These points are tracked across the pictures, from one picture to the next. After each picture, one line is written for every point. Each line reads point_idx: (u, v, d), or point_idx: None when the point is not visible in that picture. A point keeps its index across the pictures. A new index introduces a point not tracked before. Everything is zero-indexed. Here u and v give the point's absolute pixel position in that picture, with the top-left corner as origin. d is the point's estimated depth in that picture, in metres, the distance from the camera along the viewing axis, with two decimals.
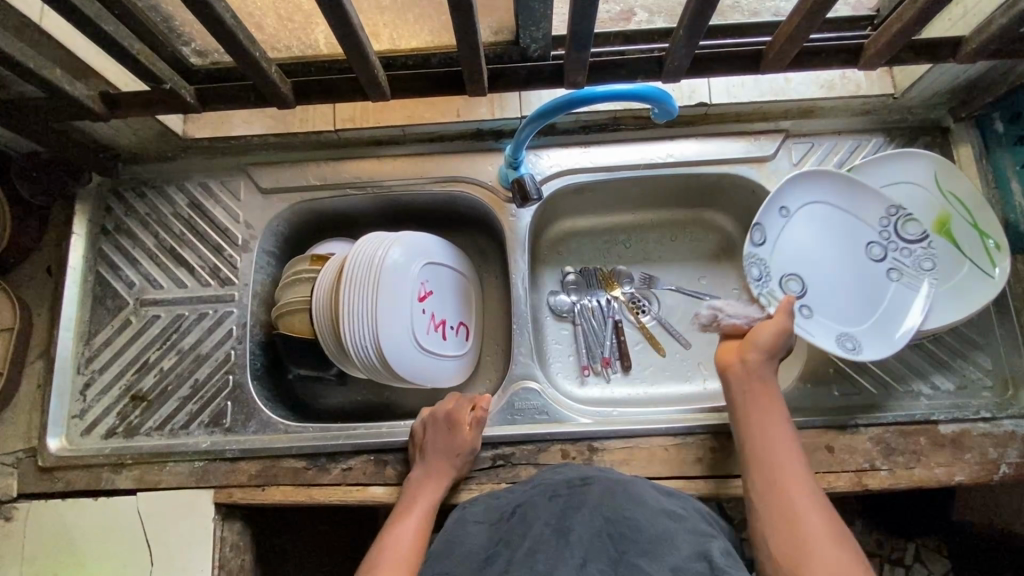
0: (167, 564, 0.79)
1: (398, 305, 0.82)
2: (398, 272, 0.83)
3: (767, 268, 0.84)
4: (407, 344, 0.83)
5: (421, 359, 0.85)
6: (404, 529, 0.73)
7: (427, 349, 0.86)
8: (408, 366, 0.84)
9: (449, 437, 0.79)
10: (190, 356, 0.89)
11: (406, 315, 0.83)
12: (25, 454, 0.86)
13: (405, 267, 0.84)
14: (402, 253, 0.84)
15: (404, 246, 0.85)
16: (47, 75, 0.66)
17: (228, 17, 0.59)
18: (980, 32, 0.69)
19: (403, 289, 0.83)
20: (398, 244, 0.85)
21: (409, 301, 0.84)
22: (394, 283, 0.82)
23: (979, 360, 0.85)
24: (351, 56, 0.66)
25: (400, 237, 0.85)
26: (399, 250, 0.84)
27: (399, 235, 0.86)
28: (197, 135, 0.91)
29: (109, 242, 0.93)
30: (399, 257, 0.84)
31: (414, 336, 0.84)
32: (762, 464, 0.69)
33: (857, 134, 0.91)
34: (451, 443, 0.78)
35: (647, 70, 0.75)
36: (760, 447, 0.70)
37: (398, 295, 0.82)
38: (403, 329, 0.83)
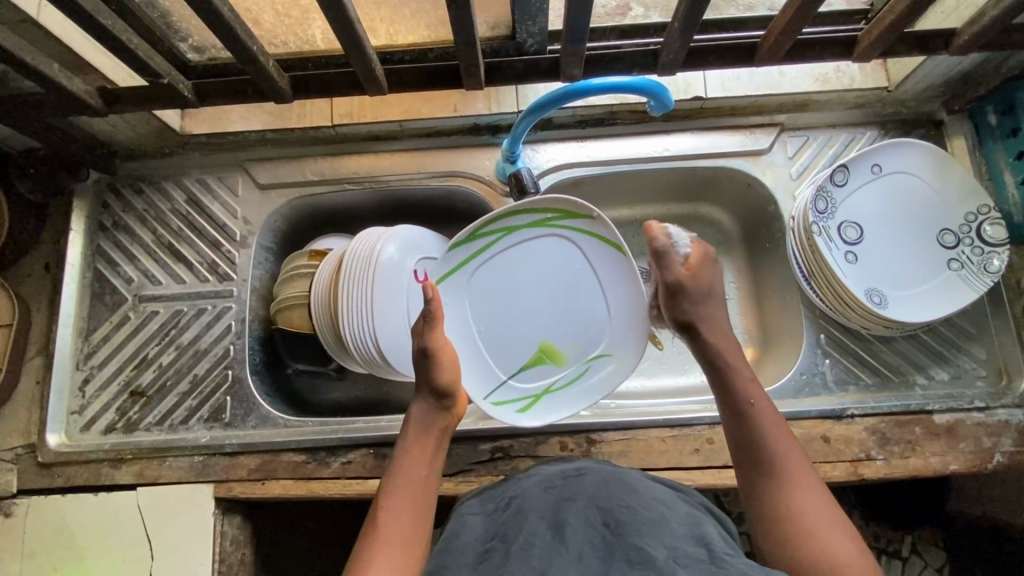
0: (166, 557, 0.80)
1: (498, 312, 0.83)
2: (482, 268, 0.83)
3: (835, 207, 0.86)
4: (518, 356, 0.83)
5: (530, 391, 0.83)
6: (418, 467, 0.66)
7: (519, 374, 0.83)
8: (496, 382, 0.82)
9: (433, 368, 0.70)
10: (190, 351, 0.89)
11: (558, 317, 0.83)
12: (25, 450, 0.86)
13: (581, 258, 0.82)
14: (484, 257, 0.83)
15: (548, 232, 0.82)
16: (43, 69, 0.66)
17: (225, 11, 0.60)
18: (971, 25, 0.70)
19: (576, 286, 0.83)
20: (521, 231, 0.82)
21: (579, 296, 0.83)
22: (482, 281, 0.83)
23: (972, 351, 0.86)
24: (347, 49, 0.66)
25: (552, 220, 0.81)
26: (580, 232, 0.81)
27: (465, 229, 0.80)
28: (194, 131, 0.90)
29: (108, 238, 0.93)
30: (594, 247, 0.81)
31: (566, 343, 0.83)
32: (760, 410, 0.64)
33: (851, 127, 0.92)
34: (445, 369, 0.71)
35: (641, 63, 0.76)
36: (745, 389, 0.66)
37: (490, 297, 0.83)
38: (540, 337, 0.83)
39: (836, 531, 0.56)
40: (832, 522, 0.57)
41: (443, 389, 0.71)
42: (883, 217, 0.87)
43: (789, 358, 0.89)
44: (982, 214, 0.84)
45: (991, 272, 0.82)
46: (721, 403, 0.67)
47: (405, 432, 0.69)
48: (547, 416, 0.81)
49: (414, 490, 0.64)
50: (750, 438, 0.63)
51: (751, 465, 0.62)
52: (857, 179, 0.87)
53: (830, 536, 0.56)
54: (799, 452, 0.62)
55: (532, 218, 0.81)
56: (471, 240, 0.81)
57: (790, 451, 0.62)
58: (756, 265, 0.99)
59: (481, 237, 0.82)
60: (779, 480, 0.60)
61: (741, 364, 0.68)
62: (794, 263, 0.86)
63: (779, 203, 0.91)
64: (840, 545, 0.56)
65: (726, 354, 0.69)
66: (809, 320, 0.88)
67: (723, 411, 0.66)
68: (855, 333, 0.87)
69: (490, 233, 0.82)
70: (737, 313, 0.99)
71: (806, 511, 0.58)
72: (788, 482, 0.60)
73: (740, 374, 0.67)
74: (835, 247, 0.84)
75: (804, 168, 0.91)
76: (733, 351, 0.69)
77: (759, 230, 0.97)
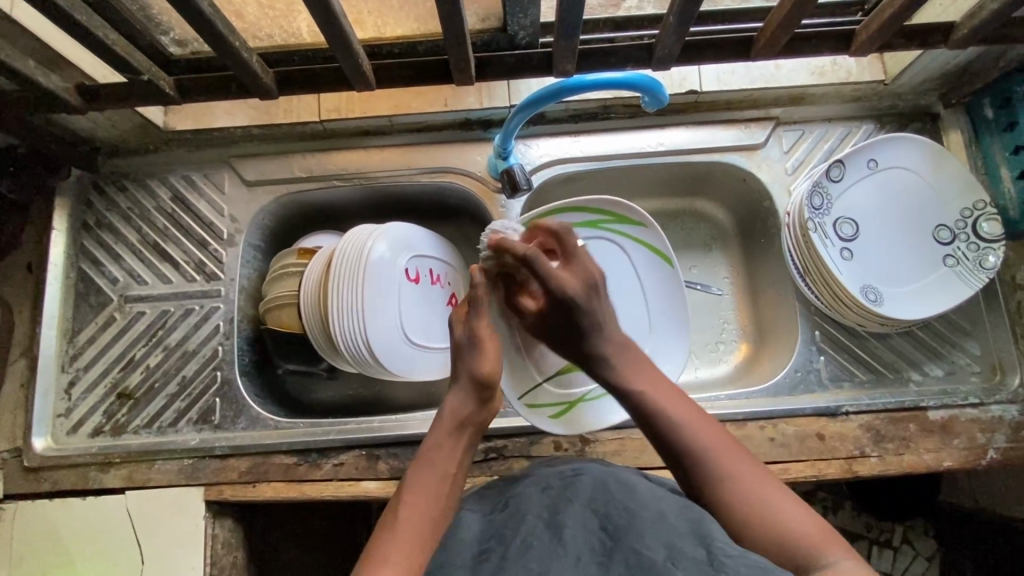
0: (157, 562, 0.79)
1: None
2: None
3: (831, 203, 0.85)
4: (558, 360, 0.83)
5: (573, 396, 0.83)
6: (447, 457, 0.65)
7: (554, 378, 0.82)
8: (532, 384, 0.81)
9: (479, 358, 0.69)
10: (177, 353, 0.88)
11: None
12: (10, 454, 0.84)
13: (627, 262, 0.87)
14: None
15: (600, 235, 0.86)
16: (17, 65, 0.64)
17: (205, 5, 0.58)
18: (970, 18, 0.69)
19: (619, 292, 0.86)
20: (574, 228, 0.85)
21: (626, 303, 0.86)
22: None
23: (967, 346, 0.86)
24: (333, 43, 0.64)
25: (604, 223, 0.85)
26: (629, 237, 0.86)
27: (524, 219, 0.78)
28: (179, 127, 0.88)
29: (91, 237, 0.91)
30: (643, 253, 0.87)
31: None
32: (669, 395, 0.66)
33: (848, 121, 0.91)
34: (490, 361, 0.69)
35: (636, 58, 0.74)
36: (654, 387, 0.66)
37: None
38: None
39: (785, 502, 0.57)
40: (781, 494, 0.58)
41: (486, 379, 0.68)
42: (879, 212, 0.86)
43: (784, 355, 0.88)
44: (978, 209, 0.83)
45: (986, 268, 0.82)
46: (636, 415, 0.66)
47: (439, 420, 0.68)
48: (580, 424, 0.81)
49: (440, 480, 0.63)
50: (667, 430, 0.63)
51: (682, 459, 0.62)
52: (854, 174, 0.86)
53: (781, 505, 0.57)
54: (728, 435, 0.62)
55: (587, 218, 0.84)
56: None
57: (710, 433, 0.62)
58: (751, 260, 0.98)
59: None
60: (713, 467, 0.60)
61: (642, 367, 0.68)
62: (789, 259, 0.85)
63: (774, 198, 0.90)
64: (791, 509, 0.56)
65: (625, 363, 0.68)
66: (804, 316, 0.87)
67: (641, 424, 0.65)
68: (850, 330, 0.87)
69: (549, 227, 0.84)
70: (732, 309, 0.98)
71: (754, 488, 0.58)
72: (726, 471, 0.60)
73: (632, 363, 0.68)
74: (831, 244, 0.84)
75: (800, 163, 0.90)
76: (631, 356, 0.69)
77: (754, 225, 0.96)
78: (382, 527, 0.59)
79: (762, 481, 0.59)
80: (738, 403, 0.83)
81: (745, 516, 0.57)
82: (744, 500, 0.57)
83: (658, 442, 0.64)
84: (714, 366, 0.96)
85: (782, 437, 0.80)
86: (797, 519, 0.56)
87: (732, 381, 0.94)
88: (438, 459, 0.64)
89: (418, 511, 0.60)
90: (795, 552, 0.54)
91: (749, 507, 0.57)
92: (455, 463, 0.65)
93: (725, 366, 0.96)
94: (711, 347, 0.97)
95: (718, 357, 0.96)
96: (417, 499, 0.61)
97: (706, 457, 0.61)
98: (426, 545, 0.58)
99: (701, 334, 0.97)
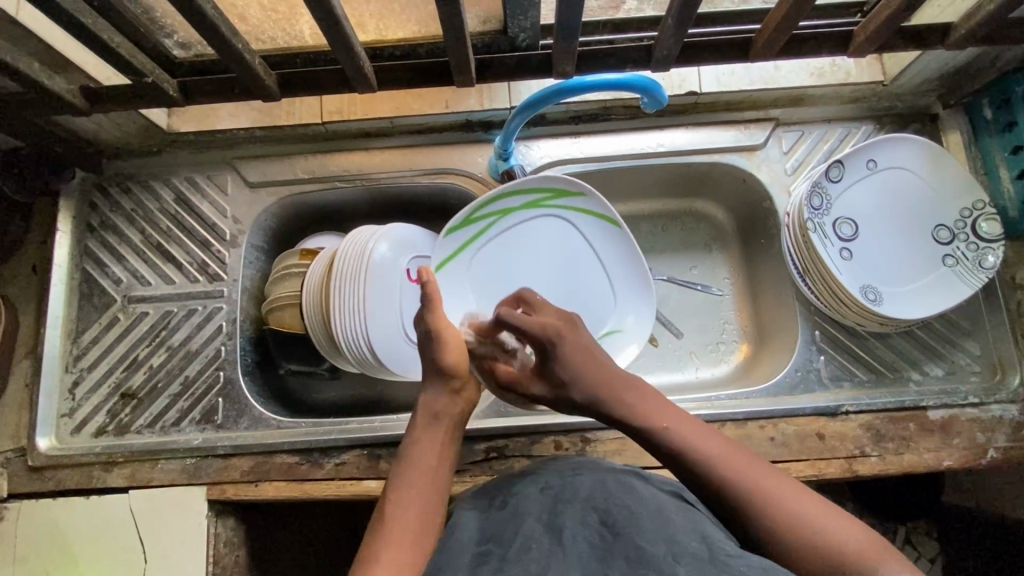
0: (160, 560, 0.79)
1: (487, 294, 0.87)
2: (483, 249, 0.87)
3: (830, 203, 0.85)
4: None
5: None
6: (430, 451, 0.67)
7: None
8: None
9: (440, 349, 0.70)
10: (180, 353, 0.88)
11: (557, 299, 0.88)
12: (15, 454, 0.85)
13: (577, 234, 0.89)
14: (484, 238, 0.86)
15: (544, 212, 0.87)
16: (23, 68, 0.64)
17: (208, 8, 0.58)
18: (967, 19, 0.69)
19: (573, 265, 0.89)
20: (516, 211, 0.86)
21: (580, 275, 0.89)
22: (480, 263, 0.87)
23: (967, 346, 0.86)
24: (334, 46, 0.65)
25: (547, 200, 0.86)
26: (576, 211, 0.87)
27: (464, 211, 0.82)
28: (182, 129, 0.89)
29: (95, 238, 0.91)
30: (591, 223, 0.88)
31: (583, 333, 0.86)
32: (690, 426, 0.65)
33: (847, 122, 0.91)
34: (451, 350, 0.70)
35: (635, 59, 0.75)
36: (673, 418, 0.66)
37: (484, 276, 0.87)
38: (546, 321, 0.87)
39: (835, 522, 0.56)
40: (824, 510, 0.57)
41: (450, 369, 0.70)
42: (877, 213, 0.87)
43: (784, 355, 0.89)
44: (977, 209, 0.83)
45: (985, 268, 0.82)
46: (654, 448, 0.65)
47: (417, 415, 0.70)
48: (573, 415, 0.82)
49: (426, 475, 0.65)
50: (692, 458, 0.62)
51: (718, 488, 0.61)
52: (853, 174, 0.86)
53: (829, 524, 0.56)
54: (748, 458, 0.62)
55: (528, 199, 0.86)
56: (468, 222, 0.84)
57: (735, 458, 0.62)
58: (751, 261, 0.98)
59: (477, 219, 0.85)
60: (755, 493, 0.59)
61: (651, 401, 0.67)
62: (789, 259, 0.85)
63: (774, 199, 0.90)
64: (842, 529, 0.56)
65: (626, 393, 0.68)
66: (804, 316, 0.88)
67: (663, 457, 0.65)
68: (850, 330, 0.87)
69: (487, 215, 0.85)
70: (732, 310, 0.99)
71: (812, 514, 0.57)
72: (771, 496, 0.59)
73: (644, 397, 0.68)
74: (830, 244, 0.84)
75: (799, 164, 0.90)
76: (614, 379, 0.69)
77: (754, 226, 0.97)
78: (373, 525, 0.61)
79: (809, 503, 0.58)
80: (737, 403, 0.83)
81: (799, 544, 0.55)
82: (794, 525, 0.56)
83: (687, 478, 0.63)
84: (715, 366, 0.96)
85: (782, 436, 0.81)
86: (851, 538, 0.55)
87: (732, 380, 0.94)
88: (418, 457, 0.66)
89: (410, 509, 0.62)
90: (855, 575, 0.53)
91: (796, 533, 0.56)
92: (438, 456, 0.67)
93: (725, 366, 0.96)
94: (712, 347, 0.97)
95: (719, 357, 0.97)
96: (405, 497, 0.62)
97: (747, 484, 0.59)
98: (421, 542, 0.59)
99: (702, 335, 0.98)
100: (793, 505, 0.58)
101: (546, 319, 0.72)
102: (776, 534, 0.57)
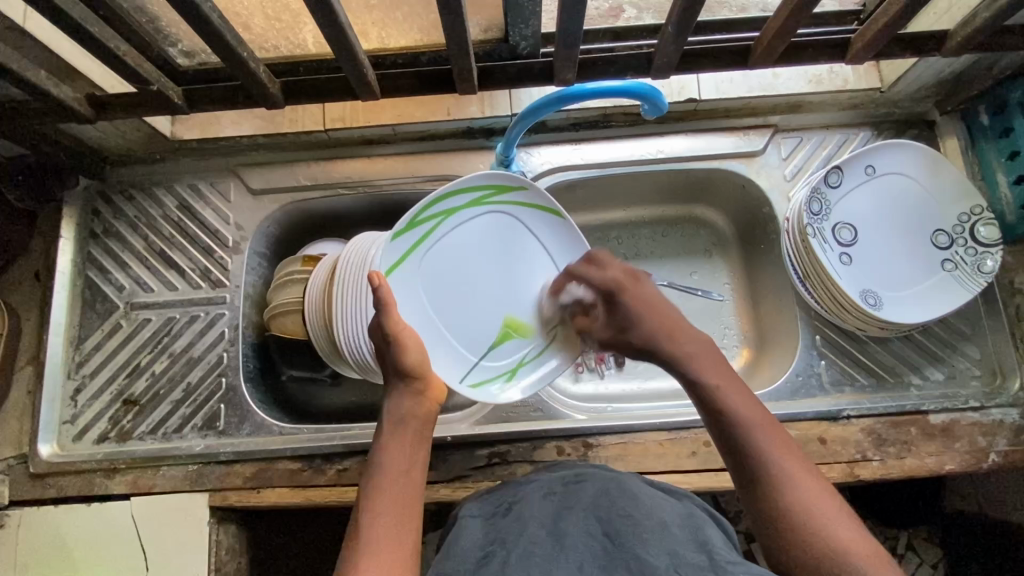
0: (163, 567, 0.79)
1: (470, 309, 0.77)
2: (429, 253, 0.74)
3: (830, 208, 0.86)
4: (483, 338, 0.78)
5: (507, 366, 0.80)
6: (399, 457, 0.63)
7: (488, 354, 0.79)
8: (468, 364, 0.77)
9: (403, 354, 0.67)
10: (182, 359, 0.88)
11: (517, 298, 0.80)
12: (16, 461, 0.85)
13: (525, 229, 0.82)
14: (428, 244, 0.74)
15: (487, 210, 0.78)
16: (30, 76, 0.65)
17: (214, 17, 0.59)
18: (963, 27, 0.70)
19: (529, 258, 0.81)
20: (459, 212, 0.76)
21: (526, 261, 0.81)
22: (433, 268, 0.75)
23: (967, 350, 0.86)
24: (338, 54, 0.66)
25: (490, 197, 0.78)
26: (515, 203, 0.80)
27: (408, 214, 0.70)
28: (185, 137, 0.89)
29: (98, 245, 0.92)
30: (535, 216, 0.81)
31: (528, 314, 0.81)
32: (731, 381, 0.66)
33: (845, 129, 0.92)
34: (414, 351, 0.68)
35: (635, 67, 0.75)
36: (720, 377, 0.67)
37: (443, 282, 0.76)
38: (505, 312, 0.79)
39: (839, 516, 0.57)
40: (831, 505, 0.57)
41: (411, 370, 0.68)
42: (877, 218, 0.87)
43: (785, 360, 0.89)
44: (976, 214, 0.84)
45: (985, 273, 0.83)
46: (694, 391, 0.67)
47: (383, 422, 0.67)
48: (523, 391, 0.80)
49: (399, 488, 0.61)
50: (728, 411, 0.64)
51: (734, 453, 0.62)
52: (852, 180, 0.87)
53: (829, 515, 0.56)
54: (787, 434, 0.62)
55: (472, 197, 0.76)
56: (412, 227, 0.72)
57: (767, 429, 0.62)
58: (751, 266, 0.99)
59: (422, 223, 0.73)
60: (765, 464, 0.60)
61: (709, 357, 0.69)
62: (789, 264, 0.86)
63: (773, 205, 0.91)
64: (840, 523, 0.56)
65: (690, 344, 0.71)
66: (804, 321, 0.88)
67: (701, 403, 0.66)
68: (851, 335, 0.87)
69: (430, 217, 0.73)
70: (733, 315, 0.99)
71: (810, 496, 0.58)
72: (780, 466, 0.60)
73: (693, 352, 0.70)
74: (830, 249, 0.85)
75: (798, 170, 0.91)
76: (703, 359, 0.69)
77: (753, 231, 0.97)
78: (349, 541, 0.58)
79: (814, 490, 0.58)
80: None
81: (790, 519, 0.57)
82: (791, 494, 0.58)
83: (710, 427, 0.65)
84: None
85: None
86: (847, 534, 0.55)
87: None
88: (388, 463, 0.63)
89: (387, 517, 0.59)
90: (835, 563, 0.54)
91: (796, 509, 0.57)
92: (408, 460, 0.64)
93: None
94: None
95: None
96: (378, 508, 0.60)
97: (761, 449, 0.61)
98: (400, 550, 0.57)
99: None
100: (803, 487, 0.58)
101: (610, 269, 0.77)
102: (785, 507, 0.57)
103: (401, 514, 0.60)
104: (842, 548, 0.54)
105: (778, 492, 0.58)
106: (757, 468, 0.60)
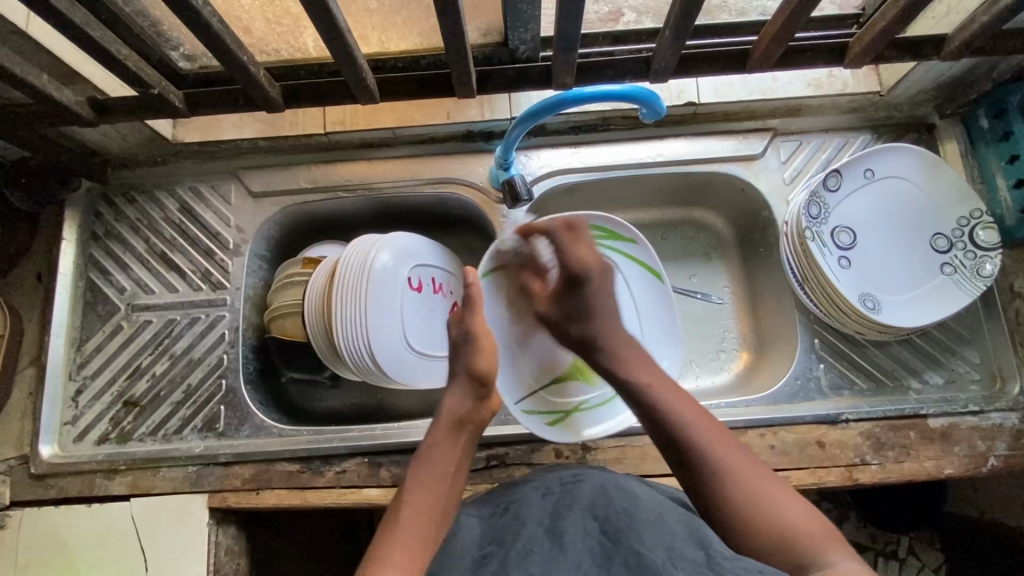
0: (162, 567, 0.80)
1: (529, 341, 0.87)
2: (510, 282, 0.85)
3: (828, 212, 0.86)
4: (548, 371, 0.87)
5: (559, 407, 0.85)
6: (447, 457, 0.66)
7: (548, 388, 0.86)
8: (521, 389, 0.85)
9: (474, 354, 0.72)
10: (183, 361, 0.89)
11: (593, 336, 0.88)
12: (17, 461, 0.85)
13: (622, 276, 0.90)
14: (515, 271, 0.86)
15: (601, 250, 0.89)
16: (33, 80, 0.65)
17: (214, 22, 0.60)
18: (962, 30, 0.70)
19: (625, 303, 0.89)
20: None
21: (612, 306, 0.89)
22: (510, 294, 0.86)
23: (966, 354, 0.86)
24: (338, 58, 0.66)
25: (599, 240, 0.88)
26: (623, 253, 0.90)
27: (504, 238, 0.82)
28: (187, 140, 0.90)
29: (100, 247, 0.92)
30: (638, 270, 0.90)
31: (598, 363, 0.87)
32: (661, 381, 0.68)
33: (844, 132, 0.92)
34: (484, 356, 0.72)
35: (633, 70, 0.76)
36: (651, 378, 0.68)
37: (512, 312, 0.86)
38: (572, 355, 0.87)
39: (787, 502, 0.58)
40: (777, 492, 0.59)
41: (481, 374, 0.71)
42: (875, 221, 0.87)
43: (784, 364, 0.89)
44: (975, 217, 0.84)
45: (984, 276, 0.83)
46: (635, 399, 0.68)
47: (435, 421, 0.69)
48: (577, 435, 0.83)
49: (440, 482, 0.63)
50: (662, 414, 0.65)
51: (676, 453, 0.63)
52: (851, 183, 0.87)
53: (781, 504, 0.57)
54: (722, 426, 0.64)
55: (591, 235, 0.88)
56: (504, 252, 0.85)
57: (708, 425, 0.63)
58: (750, 269, 0.99)
59: (513, 251, 0.85)
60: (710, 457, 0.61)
61: (641, 360, 0.71)
62: (788, 268, 0.86)
63: (772, 208, 0.91)
64: (786, 507, 0.57)
65: (623, 347, 0.72)
66: (803, 324, 0.88)
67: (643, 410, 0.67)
68: (849, 338, 0.87)
69: (531, 247, 0.85)
70: (732, 318, 0.99)
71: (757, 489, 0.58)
72: (720, 458, 0.61)
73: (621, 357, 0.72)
74: (828, 252, 0.85)
75: (797, 173, 0.91)
76: (635, 357, 0.71)
77: (752, 234, 0.97)
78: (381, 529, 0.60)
79: (764, 483, 0.59)
80: (737, 411, 0.83)
81: (746, 515, 0.57)
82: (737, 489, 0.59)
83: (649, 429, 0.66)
84: (715, 374, 0.96)
85: (782, 444, 0.81)
86: (797, 516, 0.56)
87: (732, 389, 0.94)
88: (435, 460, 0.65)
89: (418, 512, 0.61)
90: (790, 552, 0.54)
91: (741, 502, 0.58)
92: (454, 461, 0.66)
93: (725, 374, 0.96)
94: (712, 355, 0.97)
95: (719, 365, 0.97)
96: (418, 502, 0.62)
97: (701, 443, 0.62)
98: (427, 545, 0.58)
99: (702, 343, 0.98)
100: (749, 477, 0.59)
101: (583, 252, 0.76)
102: (731, 502, 0.58)
103: (436, 511, 0.61)
104: (788, 534, 0.55)
105: (726, 485, 0.59)
106: (700, 467, 0.61)
